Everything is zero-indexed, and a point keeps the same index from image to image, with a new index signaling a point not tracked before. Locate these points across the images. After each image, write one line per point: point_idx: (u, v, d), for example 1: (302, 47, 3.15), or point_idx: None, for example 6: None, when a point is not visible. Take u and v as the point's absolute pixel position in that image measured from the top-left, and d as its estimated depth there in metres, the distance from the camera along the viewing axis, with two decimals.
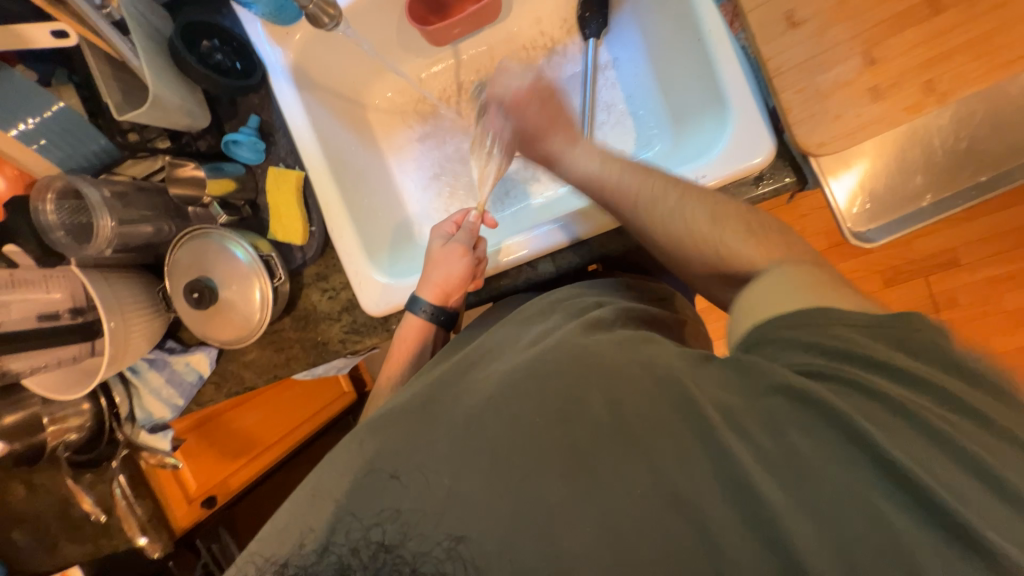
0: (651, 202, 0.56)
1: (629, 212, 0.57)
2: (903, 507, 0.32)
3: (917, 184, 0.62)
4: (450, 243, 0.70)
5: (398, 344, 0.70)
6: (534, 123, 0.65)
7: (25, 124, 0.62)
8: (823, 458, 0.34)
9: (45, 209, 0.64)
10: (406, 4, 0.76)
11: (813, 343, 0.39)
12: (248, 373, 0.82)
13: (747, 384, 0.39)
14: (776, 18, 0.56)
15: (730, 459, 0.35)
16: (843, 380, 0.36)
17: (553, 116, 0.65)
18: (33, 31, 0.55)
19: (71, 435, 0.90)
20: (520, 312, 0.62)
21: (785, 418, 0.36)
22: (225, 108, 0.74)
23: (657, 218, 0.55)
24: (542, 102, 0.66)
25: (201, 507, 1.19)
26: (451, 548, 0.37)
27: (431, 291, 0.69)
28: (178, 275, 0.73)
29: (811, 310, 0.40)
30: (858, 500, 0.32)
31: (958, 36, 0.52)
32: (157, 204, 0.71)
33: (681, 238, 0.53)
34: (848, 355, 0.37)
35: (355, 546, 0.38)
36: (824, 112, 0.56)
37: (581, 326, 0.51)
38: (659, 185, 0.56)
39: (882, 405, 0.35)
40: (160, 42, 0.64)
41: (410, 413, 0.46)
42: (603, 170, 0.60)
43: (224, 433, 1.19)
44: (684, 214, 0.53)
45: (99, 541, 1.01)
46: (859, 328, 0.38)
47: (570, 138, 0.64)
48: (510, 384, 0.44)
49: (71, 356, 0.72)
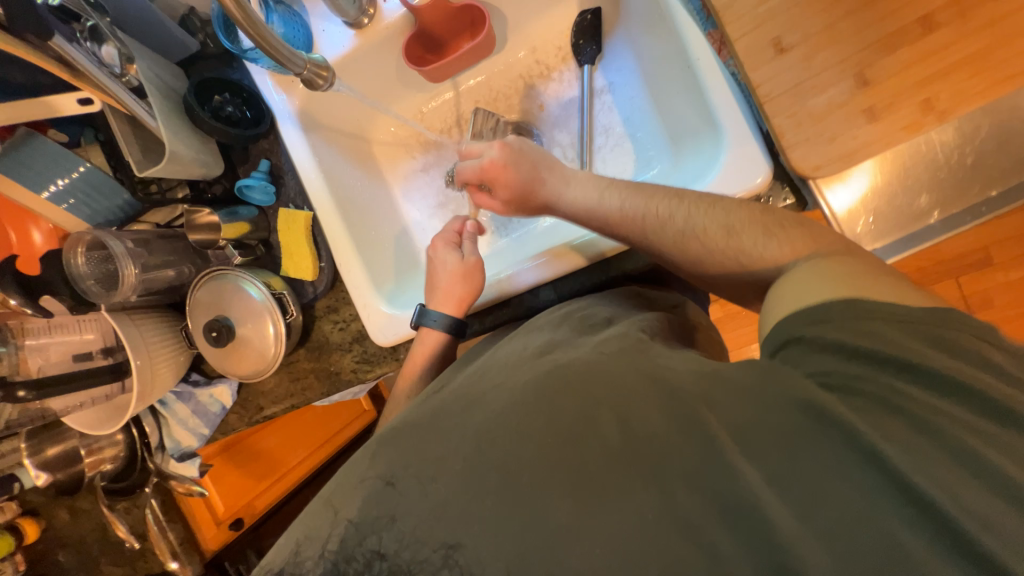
0: (660, 225, 0.55)
1: (644, 239, 0.57)
2: (922, 529, 0.31)
3: (921, 204, 0.62)
4: (464, 259, 0.72)
5: (413, 355, 0.71)
6: (523, 179, 0.65)
7: (55, 185, 0.67)
8: (841, 480, 0.33)
9: (76, 261, 0.68)
10: (404, 45, 0.78)
11: (845, 347, 0.38)
12: (267, 402, 0.85)
13: (766, 395, 0.38)
14: (764, 45, 0.56)
15: (740, 480, 0.34)
16: (861, 391, 0.36)
17: (539, 166, 0.65)
18: (61, 100, 0.60)
19: (106, 465, 0.96)
20: (528, 326, 0.64)
21: (803, 433, 0.35)
22: (238, 154, 0.79)
23: (670, 240, 0.54)
24: (515, 159, 0.66)
25: (228, 528, 1.24)
26: (446, 556, 0.38)
27: (450, 304, 0.71)
28: (199, 313, 0.77)
29: (841, 309, 0.40)
30: (876, 524, 0.31)
31: (954, 53, 0.50)
32: (178, 249, 0.76)
33: (695, 252, 0.53)
34: (881, 359, 0.36)
35: (351, 554, 0.40)
36: (819, 134, 0.55)
37: (591, 343, 0.50)
38: (664, 206, 0.55)
39: (904, 421, 0.34)
40: (176, 100, 0.69)
41: (413, 433, 0.47)
42: (606, 201, 0.60)
43: (249, 456, 1.23)
44: (696, 230, 0.52)
45: (137, 563, 1.08)
46: (899, 325, 0.38)
47: (561, 178, 0.64)
48: (514, 399, 0.44)
49: (103, 395, 0.76)
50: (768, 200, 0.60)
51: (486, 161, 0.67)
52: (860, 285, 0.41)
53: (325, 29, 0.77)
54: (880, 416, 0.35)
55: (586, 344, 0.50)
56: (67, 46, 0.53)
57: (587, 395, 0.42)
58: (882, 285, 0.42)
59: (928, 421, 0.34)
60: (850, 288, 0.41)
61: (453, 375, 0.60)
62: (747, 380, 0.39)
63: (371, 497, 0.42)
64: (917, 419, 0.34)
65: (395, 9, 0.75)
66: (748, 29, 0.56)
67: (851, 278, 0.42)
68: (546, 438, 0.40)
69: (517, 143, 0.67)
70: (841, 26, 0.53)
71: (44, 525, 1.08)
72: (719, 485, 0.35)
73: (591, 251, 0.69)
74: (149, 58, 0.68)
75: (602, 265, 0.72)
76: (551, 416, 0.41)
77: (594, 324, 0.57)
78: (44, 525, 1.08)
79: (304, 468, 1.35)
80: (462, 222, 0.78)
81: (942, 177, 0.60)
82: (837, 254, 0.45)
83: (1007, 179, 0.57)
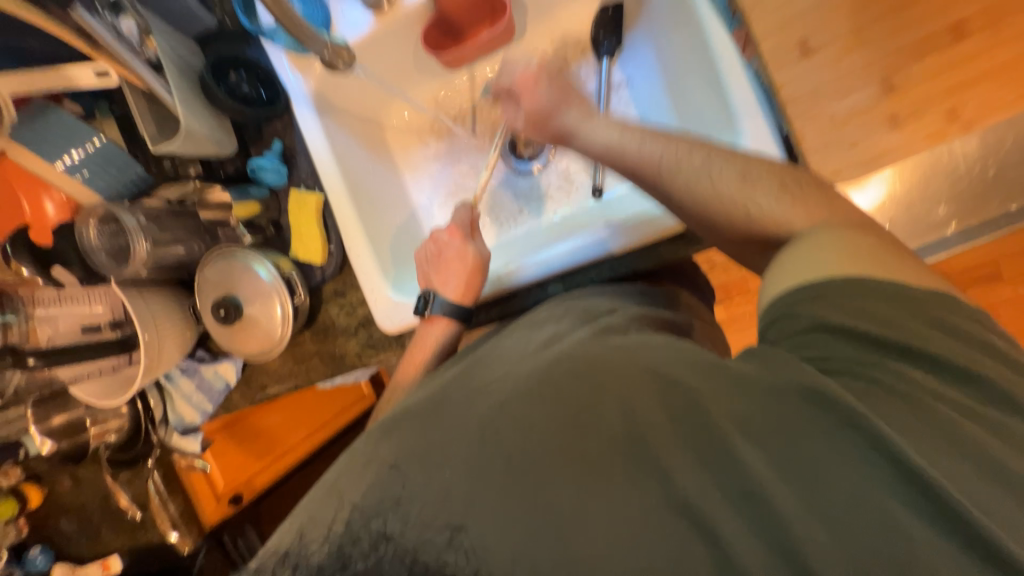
0: (677, 170, 0.53)
1: (654, 181, 0.55)
2: (915, 503, 0.33)
3: (940, 213, 0.61)
4: (465, 249, 0.72)
5: (419, 342, 0.72)
6: (545, 101, 0.62)
7: (70, 157, 0.67)
8: (841, 463, 0.35)
9: (89, 232, 0.69)
10: (422, 30, 0.76)
11: (839, 327, 0.39)
12: (271, 381, 0.86)
13: (772, 381, 0.39)
14: (790, 46, 0.55)
15: (742, 466, 0.36)
16: (860, 375, 0.38)
17: (565, 91, 0.63)
18: (78, 71, 0.60)
19: (111, 436, 0.98)
20: (530, 316, 0.64)
21: (803, 414, 0.37)
22: (251, 132, 0.79)
23: (685, 184, 0.53)
24: (548, 75, 0.63)
25: (229, 504, 1.27)
26: (451, 537, 0.40)
27: (456, 293, 0.72)
28: (207, 291, 0.77)
29: (838, 286, 0.41)
30: (872, 501, 0.34)
31: (986, 61, 0.49)
32: (189, 226, 0.76)
33: (711, 200, 0.51)
34: (874, 343, 0.38)
35: (356, 535, 0.42)
36: (841, 139, 0.54)
37: (591, 334, 0.52)
38: (682, 148, 0.54)
39: (899, 401, 0.36)
40: (194, 79, 0.69)
41: (421, 415, 0.49)
42: (625, 137, 0.57)
43: (250, 433, 1.25)
44: (712, 174, 0.52)
45: (136, 532, 1.09)
46: (888, 309, 0.39)
47: (584, 111, 0.61)
48: (517, 387, 0.45)
49: (111, 365, 0.77)
50: None
51: (521, 70, 0.64)
52: (872, 262, 0.42)
53: (343, 11, 0.76)
54: (881, 399, 0.37)
55: (586, 336, 0.51)
56: (88, 18, 0.53)
57: (593, 381, 0.43)
58: (904, 275, 0.41)
59: (918, 399, 0.36)
60: (857, 262, 0.42)
61: (454, 363, 0.62)
62: (750, 365, 0.41)
63: (376, 482, 0.44)
64: (909, 398, 0.36)
65: None
66: (774, 28, 0.55)
67: (863, 251, 0.43)
68: (552, 426, 0.41)
69: (552, 64, 0.65)
70: (871, 29, 0.52)
71: (47, 491, 1.11)
72: (720, 478, 0.37)
73: (601, 247, 0.69)
74: (166, 33, 0.67)
75: (613, 261, 0.71)
76: (553, 408, 0.42)
77: (597, 315, 0.58)
78: (47, 491, 1.11)
79: (304, 448, 1.36)
80: (469, 211, 0.76)
81: (961, 188, 0.59)
82: (853, 229, 0.45)
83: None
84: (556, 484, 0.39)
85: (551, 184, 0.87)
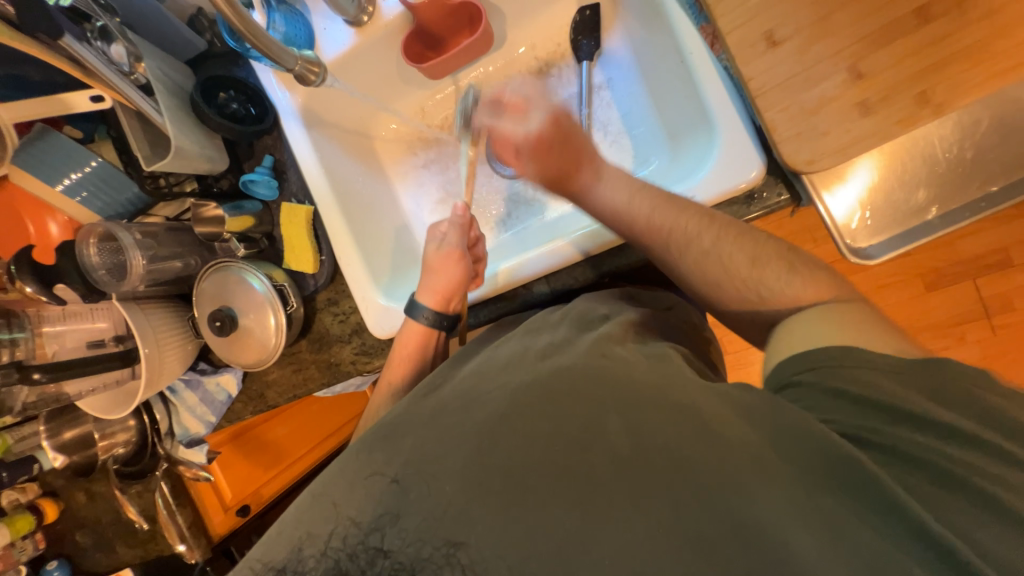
0: (685, 241, 0.55)
1: (661, 249, 0.57)
2: (936, 564, 0.32)
3: (920, 198, 0.59)
4: (445, 248, 0.71)
5: (399, 347, 0.72)
6: (556, 168, 0.59)
7: (69, 179, 0.71)
8: (856, 520, 0.35)
9: (88, 251, 0.71)
10: (402, 42, 0.79)
11: (841, 391, 0.41)
12: (271, 391, 0.88)
13: (785, 433, 0.39)
14: (755, 39, 0.55)
15: (752, 504, 0.35)
16: (876, 444, 0.38)
17: (574, 153, 0.59)
18: (74, 97, 0.63)
19: (119, 449, 1.00)
20: (526, 324, 0.63)
21: (818, 476, 0.37)
22: (243, 149, 0.82)
23: (691, 260, 0.55)
24: (546, 148, 0.59)
25: (237, 516, 1.27)
26: (449, 554, 0.39)
27: (432, 297, 0.71)
28: (204, 303, 0.79)
29: (836, 352, 0.43)
30: (894, 563, 0.32)
31: (952, 43, 0.49)
32: (185, 241, 0.79)
33: (718, 281, 0.54)
34: (884, 408, 0.39)
35: (353, 551, 0.41)
36: (811, 129, 0.54)
37: (597, 342, 0.51)
38: (694, 223, 0.55)
39: (925, 474, 0.36)
40: (184, 98, 0.72)
41: (416, 426, 0.48)
42: (635, 203, 0.58)
43: (257, 444, 1.27)
44: (722, 257, 0.53)
45: (147, 545, 1.12)
46: (896, 377, 0.40)
47: (596, 170, 0.60)
48: (514, 400, 0.45)
49: (115, 380, 0.80)
50: (762, 195, 0.61)
51: (528, 133, 0.60)
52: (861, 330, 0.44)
53: (326, 28, 0.78)
54: (895, 468, 0.37)
55: (591, 346, 0.51)
56: (75, 45, 0.55)
57: (594, 399, 0.43)
58: (863, 321, 0.46)
59: (951, 472, 0.35)
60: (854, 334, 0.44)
61: (451, 371, 0.59)
62: (758, 411, 0.41)
63: (376, 494, 0.44)
64: (924, 463, 0.36)
65: (394, 7, 0.76)
66: (739, 23, 0.55)
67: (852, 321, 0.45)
68: (553, 442, 0.41)
69: (568, 121, 0.60)
70: (836, 18, 0.52)
71: (63, 506, 1.13)
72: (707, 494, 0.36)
73: (583, 247, 0.69)
74: (158, 57, 0.70)
75: (595, 260, 0.72)
76: (557, 425, 0.42)
77: (592, 321, 0.58)
78: (63, 506, 1.14)
79: (310, 460, 1.36)
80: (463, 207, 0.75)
81: (940, 172, 0.58)
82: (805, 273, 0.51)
83: (1008, 176, 0.56)
84: (552, 499, 0.39)
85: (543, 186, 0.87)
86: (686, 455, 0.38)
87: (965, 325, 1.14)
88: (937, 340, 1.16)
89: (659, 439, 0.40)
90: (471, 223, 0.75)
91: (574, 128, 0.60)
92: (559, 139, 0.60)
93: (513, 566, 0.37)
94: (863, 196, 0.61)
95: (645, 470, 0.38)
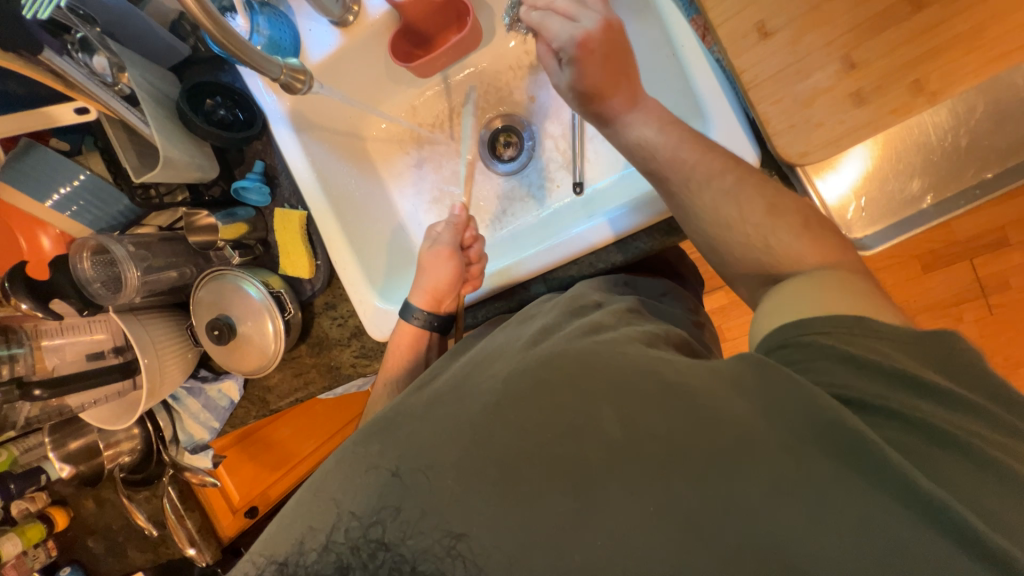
0: (706, 177, 0.53)
1: (678, 179, 0.55)
2: (926, 529, 0.32)
3: (914, 189, 0.59)
4: (436, 247, 0.72)
5: (392, 348, 0.73)
6: (590, 80, 0.56)
7: (59, 193, 0.70)
8: (848, 487, 0.34)
9: (82, 265, 0.70)
10: (390, 41, 0.77)
11: (849, 357, 0.39)
12: (272, 396, 0.88)
13: (781, 402, 0.38)
14: (748, 30, 0.54)
15: (745, 487, 0.35)
16: (876, 406, 0.37)
17: (614, 69, 0.56)
18: (59, 110, 0.62)
19: (125, 458, 1.00)
20: (520, 312, 0.63)
21: (811, 445, 0.36)
22: (234, 155, 0.81)
23: (710, 199, 0.53)
24: (591, 57, 0.55)
25: (246, 516, 1.30)
26: (451, 546, 0.39)
27: (423, 297, 0.73)
28: (202, 312, 0.79)
29: (846, 322, 0.41)
30: (881, 525, 0.33)
31: (945, 30, 0.49)
32: (179, 251, 0.79)
33: (730, 224, 0.52)
34: (883, 371, 0.38)
35: (356, 545, 0.41)
36: (805, 121, 0.54)
37: (580, 329, 0.51)
38: (721, 162, 0.54)
39: (921, 433, 0.35)
40: (169, 106, 0.71)
41: (411, 417, 0.48)
42: (661, 132, 0.56)
43: (262, 447, 1.28)
44: (741, 200, 0.52)
45: (158, 549, 1.14)
46: (893, 343, 0.39)
47: (630, 100, 0.57)
48: (508, 389, 0.44)
49: (116, 391, 0.81)
50: None
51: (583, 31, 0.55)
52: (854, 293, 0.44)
53: (311, 28, 0.77)
54: (889, 429, 0.36)
55: (574, 332, 0.50)
56: (56, 59, 0.54)
57: (584, 387, 0.42)
58: None
59: (943, 431, 0.35)
60: (852, 301, 0.43)
61: (445, 363, 0.59)
62: (752, 379, 0.40)
63: (377, 489, 0.43)
64: (917, 422, 0.36)
65: (380, 5, 0.74)
66: (730, 14, 0.55)
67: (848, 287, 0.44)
68: (547, 434, 0.41)
69: (620, 28, 0.56)
70: (828, 7, 0.52)
71: (73, 514, 1.15)
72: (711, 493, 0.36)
73: (582, 242, 0.69)
74: (142, 65, 0.69)
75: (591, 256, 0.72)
76: (550, 413, 0.42)
77: (584, 306, 0.58)
78: (73, 513, 1.15)
79: (317, 458, 1.38)
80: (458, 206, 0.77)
81: (935, 161, 0.58)
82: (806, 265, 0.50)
83: (1002, 163, 0.56)
84: (546, 489, 0.39)
85: (536, 182, 0.87)
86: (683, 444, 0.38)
87: (963, 305, 1.15)
88: (935, 322, 1.17)
89: (653, 422, 0.39)
90: (466, 224, 0.76)
91: (626, 42, 0.56)
92: (603, 48, 0.56)
93: (513, 561, 0.37)
94: (852, 189, 0.60)
95: (643, 459, 0.38)
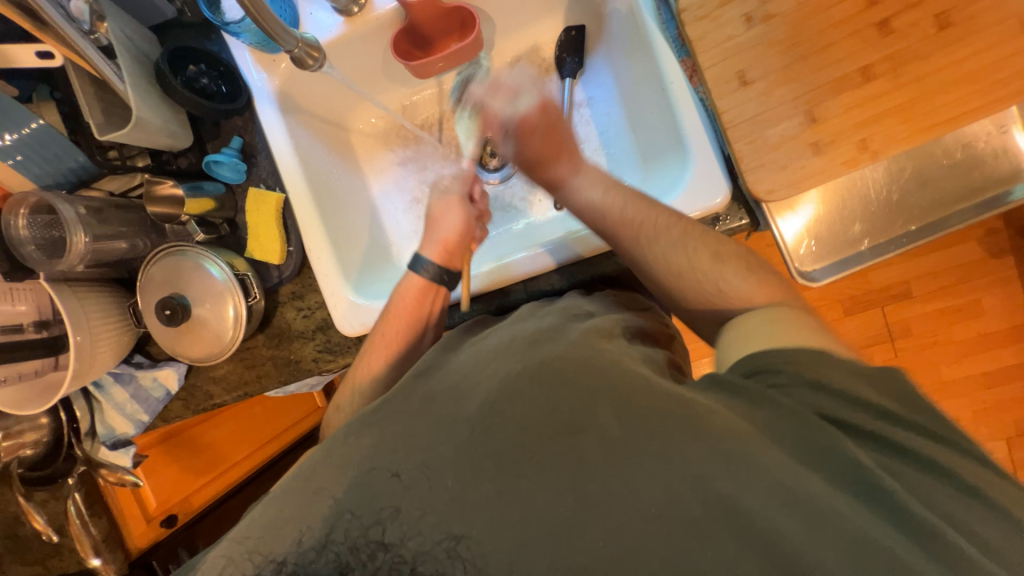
0: (655, 236, 0.58)
1: (628, 240, 0.59)
2: (910, 540, 0.34)
3: (856, 231, 0.68)
4: (447, 196, 0.72)
5: (398, 301, 0.70)
6: (535, 152, 0.62)
7: (2, 141, 0.64)
8: (836, 501, 0.36)
9: (16, 222, 0.64)
10: (392, 37, 0.78)
11: (820, 385, 0.41)
12: (217, 389, 0.82)
13: (774, 423, 0.40)
14: (729, 77, 0.62)
15: (743, 493, 0.36)
16: (868, 433, 0.39)
17: (557, 140, 0.62)
18: (17, 51, 0.57)
19: (26, 451, 0.87)
20: (511, 316, 0.61)
21: (800, 461, 0.38)
22: (208, 128, 0.76)
23: (657, 252, 0.57)
24: (529, 134, 0.61)
25: (160, 526, 1.16)
26: (450, 548, 0.38)
27: (434, 250, 0.70)
28: (152, 291, 0.73)
29: (793, 355, 0.43)
30: (871, 540, 0.34)
31: (888, 101, 0.58)
32: (133, 221, 0.72)
33: (681, 271, 0.57)
34: (864, 404, 0.40)
35: (355, 544, 0.40)
36: (773, 162, 0.61)
37: (586, 333, 0.51)
38: (663, 218, 0.58)
39: (903, 457, 0.38)
40: (146, 65, 0.67)
41: (401, 410, 0.48)
42: (608, 197, 0.60)
43: (190, 447, 1.16)
44: (687, 248, 0.56)
45: (48, 562, 0.98)
46: (862, 377, 0.41)
47: (575, 163, 0.63)
48: (504, 388, 0.45)
49: (33, 369, 0.71)
50: (725, 218, 0.66)
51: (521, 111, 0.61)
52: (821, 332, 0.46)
53: (312, 12, 0.77)
54: (879, 453, 0.39)
55: (577, 334, 0.50)
56: None
57: (584, 385, 0.43)
58: None
59: (929, 458, 0.38)
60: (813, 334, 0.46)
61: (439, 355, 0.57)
62: (740, 403, 0.42)
63: (374, 489, 0.42)
64: (894, 447, 0.39)
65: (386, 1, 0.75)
66: (714, 62, 0.62)
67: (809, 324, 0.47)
68: (545, 429, 0.41)
69: (555, 112, 0.63)
70: (796, 67, 0.60)
71: None
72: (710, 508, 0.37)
73: (569, 253, 0.71)
74: (121, 18, 0.65)
75: (571, 268, 0.73)
76: (547, 406, 0.42)
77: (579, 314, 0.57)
78: None
79: (250, 463, 1.26)
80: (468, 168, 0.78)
81: (873, 211, 0.68)
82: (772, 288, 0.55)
83: (924, 218, 0.66)
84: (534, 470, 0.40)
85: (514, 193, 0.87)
86: (676, 439, 0.39)
87: (875, 346, 1.29)
88: None
89: (646, 410, 0.41)
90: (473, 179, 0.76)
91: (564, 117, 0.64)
92: (543, 126, 0.62)
93: (514, 563, 0.37)
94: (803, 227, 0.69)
95: (635, 448, 0.39)
